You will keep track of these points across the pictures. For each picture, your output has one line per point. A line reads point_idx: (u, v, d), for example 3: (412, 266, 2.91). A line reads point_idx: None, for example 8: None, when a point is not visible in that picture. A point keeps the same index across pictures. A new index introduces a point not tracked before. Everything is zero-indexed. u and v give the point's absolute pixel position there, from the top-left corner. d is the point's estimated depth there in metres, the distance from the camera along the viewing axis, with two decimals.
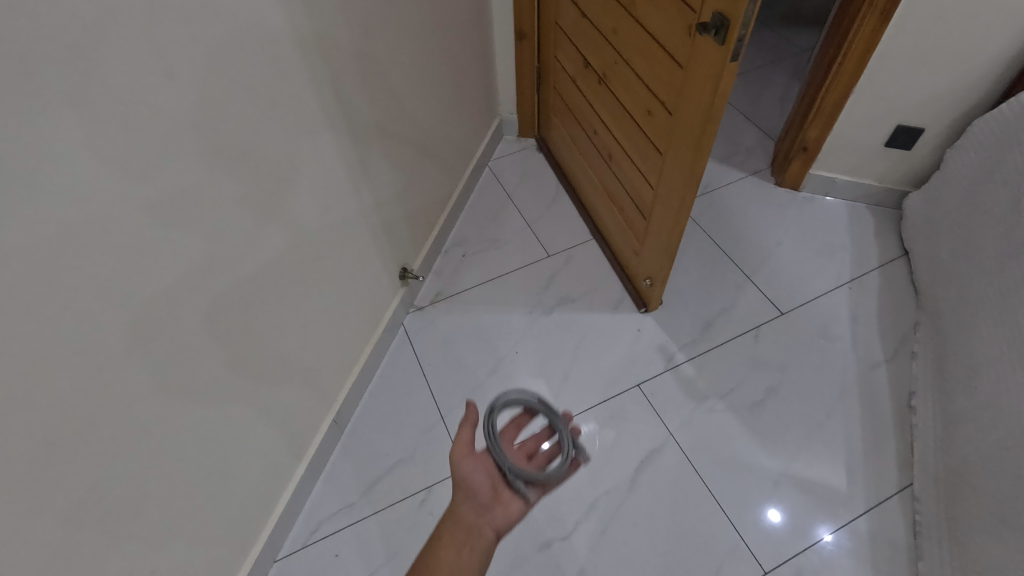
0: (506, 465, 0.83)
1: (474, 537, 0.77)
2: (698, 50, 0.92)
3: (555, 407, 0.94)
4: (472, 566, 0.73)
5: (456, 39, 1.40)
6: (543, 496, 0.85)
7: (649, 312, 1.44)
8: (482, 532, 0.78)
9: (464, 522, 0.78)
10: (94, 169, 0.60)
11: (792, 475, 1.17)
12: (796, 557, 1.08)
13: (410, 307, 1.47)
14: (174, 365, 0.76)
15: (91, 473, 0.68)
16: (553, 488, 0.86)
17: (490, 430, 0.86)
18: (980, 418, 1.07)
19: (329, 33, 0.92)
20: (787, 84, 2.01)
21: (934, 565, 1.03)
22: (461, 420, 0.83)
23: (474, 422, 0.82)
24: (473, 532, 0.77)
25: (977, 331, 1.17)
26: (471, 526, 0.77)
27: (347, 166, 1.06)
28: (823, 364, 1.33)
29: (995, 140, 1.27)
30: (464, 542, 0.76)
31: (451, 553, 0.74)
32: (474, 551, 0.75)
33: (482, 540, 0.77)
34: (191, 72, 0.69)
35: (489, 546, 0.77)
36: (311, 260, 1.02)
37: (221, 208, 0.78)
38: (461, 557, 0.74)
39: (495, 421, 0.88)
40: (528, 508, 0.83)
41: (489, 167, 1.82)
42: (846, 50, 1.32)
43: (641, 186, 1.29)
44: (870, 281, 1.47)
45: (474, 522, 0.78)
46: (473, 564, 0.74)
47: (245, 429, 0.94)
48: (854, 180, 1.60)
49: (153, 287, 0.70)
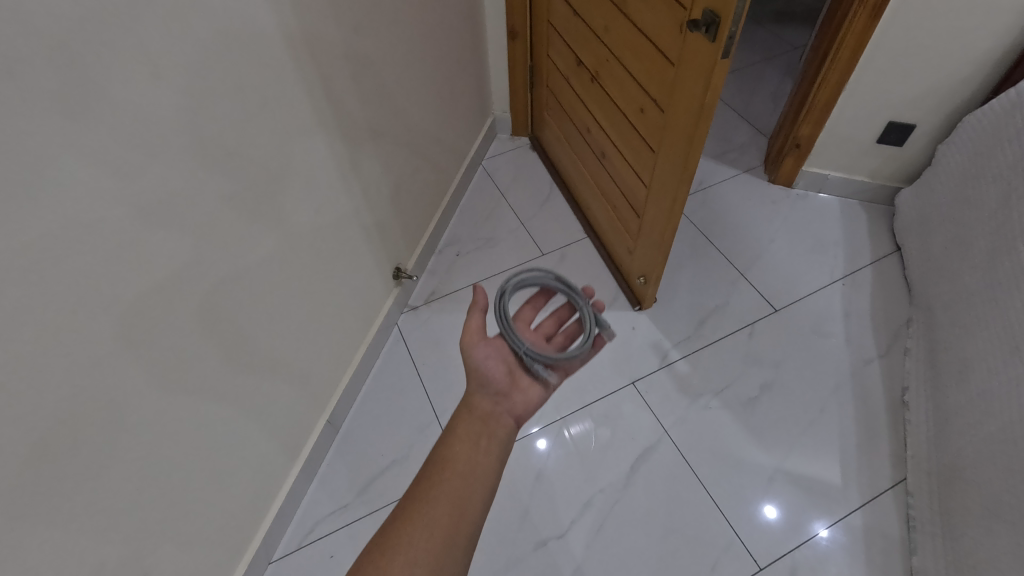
0: (521, 349, 0.85)
1: (492, 425, 0.79)
2: (689, 47, 0.92)
3: (571, 288, 0.96)
4: (491, 450, 0.76)
5: (448, 37, 1.39)
6: (560, 379, 0.89)
7: (643, 310, 1.44)
8: (499, 419, 0.80)
9: (480, 410, 0.80)
10: (80, 172, 0.60)
11: (787, 471, 1.18)
12: (791, 552, 1.08)
13: (404, 306, 1.47)
14: (165, 367, 0.76)
15: (80, 477, 0.67)
16: (569, 368, 0.90)
17: (501, 315, 0.87)
18: (972, 413, 1.08)
19: (319, 32, 0.92)
20: (780, 82, 2.02)
21: (928, 560, 1.04)
22: (470, 307, 0.85)
23: (483, 307, 0.84)
24: (490, 420, 0.79)
25: (969, 326, 1.17)
26: (488, 414, 0.80)
27: (338, 165, 1.06)
28: (817, 360, 1.33)
29: (986, 136, 1.28)
30: (481, 429, 0.78)
31: (469, 443, 0.75)
32: (492, 439, 0.77)
33: (500, 428, 0.79)
34: (177, 72, 0.68)
35: (506, 431, 0.79)
36: (302, 261, 1.02)
37: (211, 209, 0.78)
38: (478, 445, 0.75)
39: (505, 307, 0.88)
40: (546, 392, 0.87)
41: (482, 166, 1.82)
42: (838, 47, 1.32)
43: (635, 184, 1.29)
44: (863, 278, 1.47)
45: (491, 410, 0.80)
46: (492, 449, 0.76)
47: (237, 431, 0.93)
48: (846, 176, 1.61)
49: (143, 289, 0.70)
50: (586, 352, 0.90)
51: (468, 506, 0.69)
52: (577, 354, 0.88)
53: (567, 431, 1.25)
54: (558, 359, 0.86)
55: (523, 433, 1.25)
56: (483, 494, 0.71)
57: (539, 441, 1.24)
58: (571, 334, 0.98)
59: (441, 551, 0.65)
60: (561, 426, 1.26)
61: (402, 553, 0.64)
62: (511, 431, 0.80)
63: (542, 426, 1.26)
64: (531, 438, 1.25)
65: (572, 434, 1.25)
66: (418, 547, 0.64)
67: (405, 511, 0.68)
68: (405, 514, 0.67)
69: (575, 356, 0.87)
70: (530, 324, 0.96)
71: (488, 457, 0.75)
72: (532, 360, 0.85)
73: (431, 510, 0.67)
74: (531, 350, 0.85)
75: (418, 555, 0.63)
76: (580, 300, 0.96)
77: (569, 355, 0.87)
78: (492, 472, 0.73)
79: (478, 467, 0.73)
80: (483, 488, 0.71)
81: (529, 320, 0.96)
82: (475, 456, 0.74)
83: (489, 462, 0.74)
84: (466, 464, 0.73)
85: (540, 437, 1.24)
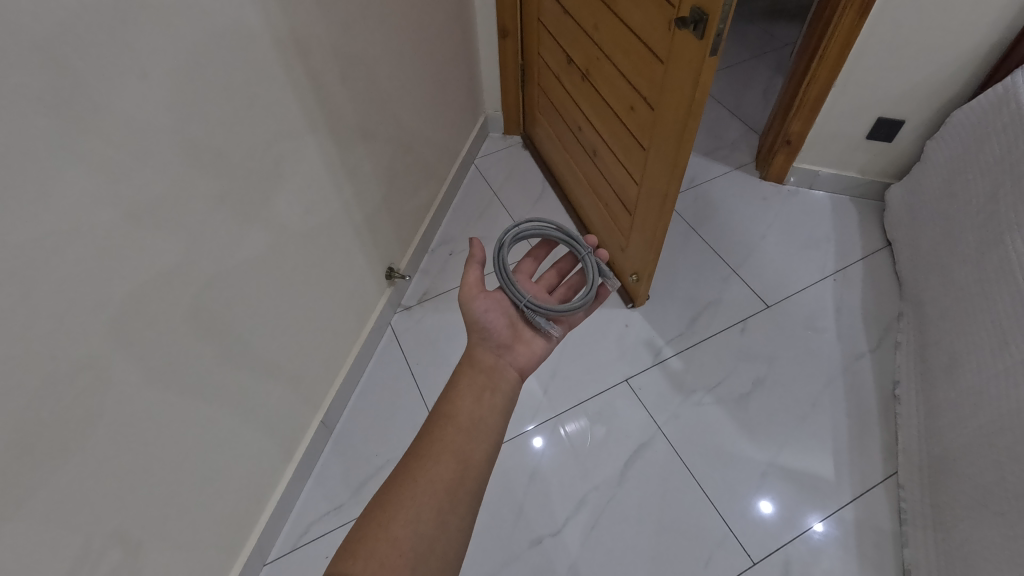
0: (521, 301, 0.87)
1: (496, 378, 0.80)
2: (677, 44, 0.93)
3: (573, 240, 0.98)
4: (494, 404, 0.76)
5: (438, 35, 1.39)
6: (563, 331, 0.91)
7: (636, 307, 1.45)
8: (503, 372, 0.81)
9: (483, 364, 0.81)
10: (68, 174, 0.60)
11: (780, 466, 1.18)
12: (784, 546, 1.09)
13: (397, 306, 1.47)
14: (155, 369, 0.75)
15: (72, 479, 0.67)
16: (571, 319, 0.91)
17: (500, 270, 0.89)
18: (963, 406, 1.09)
19: (307, 32, 0.92)
20: (771, 79, 2.02)
21: (920, 552, 1.05)
22: (467, 261, 0.85)
23: (480, 260, 0.85)
24: (493, 374, 0.80)
25: (959, 320, 1.18)
26: (491, 367, 0.81)
27: (328, 165, 1.06)
28: (808, 355, 1.34)
29: (973, 130, 1.29)
30: (484, 383, 0.78)
31: (471, 398, 0.76)
32: (495, 393, 0.77)
33: (503, 381, 0.80)
34: (165, 73, 0.68)
35: (509, 384, 0.80)
36: (293, 261, 1.02)
37: (200, 210, 0.78)
38: (481, 401, 0.76)
39: (504, 262, 0.90)
40: (549, 345, 0.89)
41: (474, 165, 1.82)
42: (826, 43, 1.33)
43: (626, 182, 1.29)
44: (854, 273, 1.48)
45: (494, 363, 0.82)
46: (495, 404, 0.76)
47: (230, 432, 0.93)
48: (836, 172, 1.62)
49: (131, 291, 0.70)
50: (587, 303, 0.92)
51: (472, 462, 0.69)
52: (579, 305, 0.90)
53: (562, 429, 1.25)
54: (559, 311, 0.88)
55: (518, 432, 1.25)
56: (487, 449, 0.71)
57: (535, 439, 1.24)
58: (572, 286, 1.00)
59: (446, 504, 0.65)
60: (557, 424, 1.26)
61: (406, 507, 0.64)
62: (515, 383, 0.81)
63: (537, 424, 1.26)
64: (527, 436, 1.25)
65: (567, 432, 1.25)
66: (422, 501, 0.64)
67: (409, 468, 0.68)
68: (408, 470, 0.68)
69: (576, 307, 0.90)
70: (530, 278, 0.98)
71: (491, 413, 0.75)
72: (534, 311, 0.87)
73: (435, 466, 0.68)
74: (532, 303, 0.87)
75: (422, 509, 0.64)
76: (582, 251, 0.98)
77: (570, 306, 0.89)
78: (495, 426, 0.74)
79: (481, 423, 0.73)
80: (487, 443, 0.72)
81: (530, 274, 0.98)
82: (478, 411, 0.74)
83: (492, 418, 0.74)
84: (469, 419, 0.73)
85: (536, 435, 1.25)
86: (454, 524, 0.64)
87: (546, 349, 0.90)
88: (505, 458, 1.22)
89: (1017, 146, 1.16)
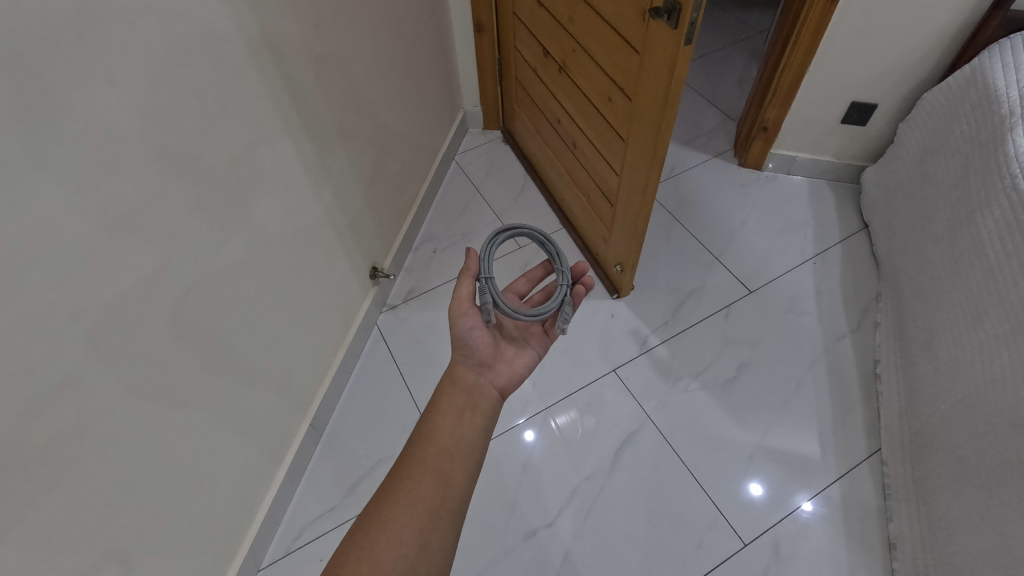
0: (559, 289, 0.91)
1: (476, 398, 0.79)
2: (651, 35, 0.93)
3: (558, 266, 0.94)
4: (476, 422, 0.76)
5: (413, 30, 1.38)
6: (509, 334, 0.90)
7: (621, 297, 1.46)
8: (484, 391, 0.81)
9: (464, 383, 0.80)
10: (42, 189, 0.59)
11: (767, 448, 1.20)
12: (775, 526, 1.11)
13: (383, 306, 1.47)
14: (137, 378, 0.74)
15: (55, 498, 0.66)
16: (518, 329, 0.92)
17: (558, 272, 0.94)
18: (940, 381, 1.12)
19: (279, 30, 0.90)
20: (745, 66, 2.04)
21: (903, 526, 1.07)
22: (461, 274, 0.84)
23: (474, 273, 0.84)
24: (474, 393, 0.80)
25: (935, 299, 1.21)
26: (471, 387, 0.80)
27: (306, 166, 1.05)
28: (792, 338, 1.36)
29: (943, 112, 1.32)
30: (466, 402, 0.78)
31: (452, 417, 0.75)
32: (476, 412, 0.77)
33: (484, 401, 0.79)
34: (133, 81, 0.67)
35: (490, 404, 0.80)
36: (274, 264, 1.01)
37: (178, 216, 0.77)
38: (462, 420, 0.75)
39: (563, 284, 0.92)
40: (527, 371, 0.88)
41: (455, 161, 1.82)
42: (798, 31, 1.35)
43: (606, 173, 1.30)
44: (832, 255, 1.51)
45: (475, 381, 0.81)
46: (476, 423, 0.76)
47: (215, 441, 0.92)
48: (812, 156, 1.64)
49: (108, 301, 0.68)
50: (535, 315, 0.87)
51: (452, 482, 0.69)
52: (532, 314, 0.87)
53: (552, 421, 1.26)
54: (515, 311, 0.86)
55: (509, 426, 1.26)
56: (468, 468, 0.71)
57: (526, 433, 1.25)
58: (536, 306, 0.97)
59: (428, 526, 0.65)
60: (547, 417, 1.27)
61: (387, 531, 0.64)
62: (495, 404, 0.81)
63: (528, 417, 1.27)
64: (518, 430, 1.25)
65: (558, 424, 1.26)
66: (404, 523, 0.64)
67: (390, 490, 0.68)
68: (390, 493, 0.67)
69: (527, 313, 0.87)
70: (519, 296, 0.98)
71: (472, 431, 0.75)
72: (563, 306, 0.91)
73: (417, 487, 0.67)
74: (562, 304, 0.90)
75: (404, 532, 0.64)
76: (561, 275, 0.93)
77: (522, 312, 0.87)
78: (476, 446, 0.74)
79: (462, 443, 0.73)
80: (467, 462, 0.72)
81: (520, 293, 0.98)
82: (460, 431, 0.74)
83: (473, 438, 0.74)
84: (450, 440, 0.73)
85: (527, 429, 1.25)
86: (436, 545, 0.64)
87: (525, 370, 0.88)
88: (496, 452, 1.22)
89: (986, 126, 1.19)
